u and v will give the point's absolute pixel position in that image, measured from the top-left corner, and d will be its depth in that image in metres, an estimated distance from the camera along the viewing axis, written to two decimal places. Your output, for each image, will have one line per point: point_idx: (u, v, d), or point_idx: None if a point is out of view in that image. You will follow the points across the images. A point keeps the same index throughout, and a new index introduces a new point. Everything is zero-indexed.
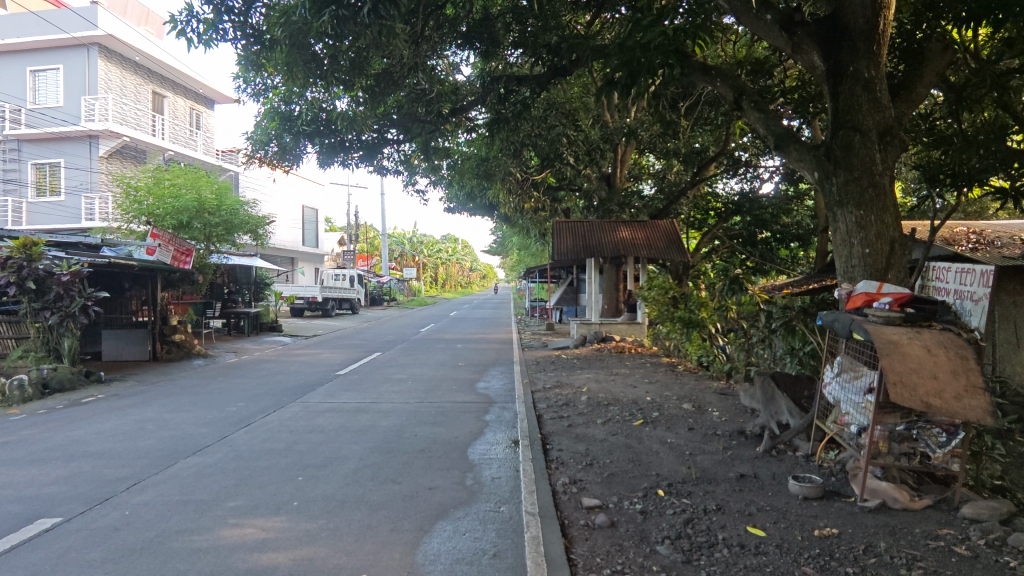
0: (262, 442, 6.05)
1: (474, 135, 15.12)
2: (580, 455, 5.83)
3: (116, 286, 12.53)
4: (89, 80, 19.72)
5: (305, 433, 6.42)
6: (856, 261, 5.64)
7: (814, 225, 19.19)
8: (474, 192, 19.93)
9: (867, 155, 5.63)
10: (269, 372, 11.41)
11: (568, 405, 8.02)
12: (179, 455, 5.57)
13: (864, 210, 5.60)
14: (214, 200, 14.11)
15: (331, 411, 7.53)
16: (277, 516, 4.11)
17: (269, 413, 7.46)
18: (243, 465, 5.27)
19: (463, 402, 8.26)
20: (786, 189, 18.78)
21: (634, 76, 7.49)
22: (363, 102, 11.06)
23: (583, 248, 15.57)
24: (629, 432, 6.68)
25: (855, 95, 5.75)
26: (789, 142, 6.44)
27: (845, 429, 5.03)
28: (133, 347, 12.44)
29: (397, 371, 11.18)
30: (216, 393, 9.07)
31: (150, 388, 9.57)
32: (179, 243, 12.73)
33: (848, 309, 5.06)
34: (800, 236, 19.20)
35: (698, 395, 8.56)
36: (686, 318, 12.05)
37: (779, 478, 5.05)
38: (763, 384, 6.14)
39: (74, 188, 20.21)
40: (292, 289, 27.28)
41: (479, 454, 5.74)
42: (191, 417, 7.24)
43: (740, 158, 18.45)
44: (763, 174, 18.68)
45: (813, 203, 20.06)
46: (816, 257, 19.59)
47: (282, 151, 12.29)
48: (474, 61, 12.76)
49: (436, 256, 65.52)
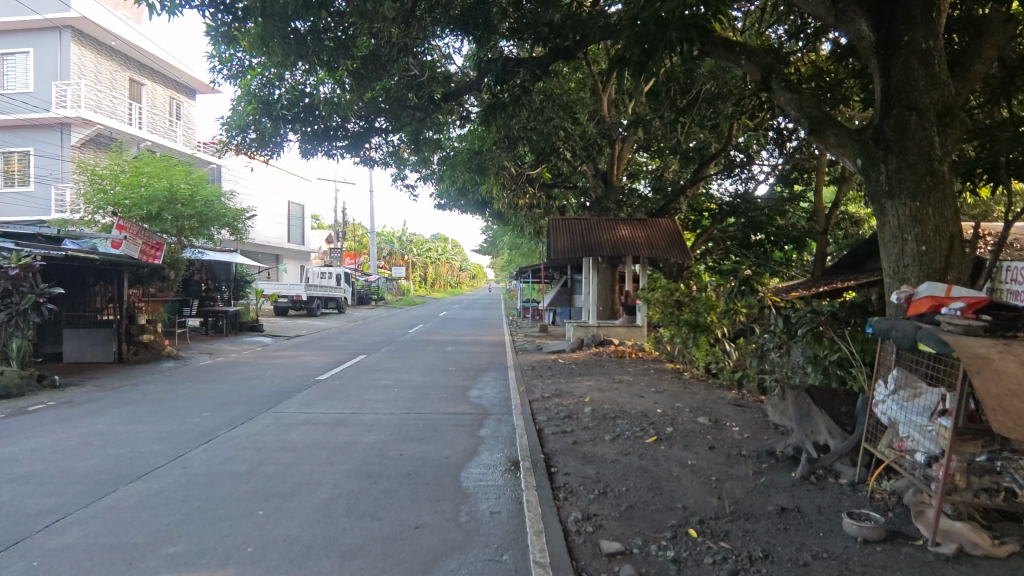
0: (222, 462, 5.22)
1: (467, 124, 14.32)
2: (591, 481, 5.06)
3: (78, 282, 11.51)
4: (61, 65, 18.76)
5: (274, 452, 5.60)
6: (909, 260, 4.92)
7: (810, 228, 18.65)
8: (466, 187, 19.08)
9: (925, 138, 4.90)
10: (243, 377, 10.52)
11: (570, 418, 7.24)
12: (121, 480, 4.75)
13: (920, 202, 4.88)
14: (186, 190, 13.11)
15: (306, 425, 6.70)
16: (224, 568, 3.30)
17: (236, 425, 6.63)
18: (193, 494, 4.43)
19: (455, 414, 7.45)
20: (782, 190, 18.65)
21: (650, 53, 6.75)
22: (350, 88, 10.36)
23: (582, 247, 14.80)
24: (642, 451, 5.92)
25: (909, 69, 5.01)
26: (826, 126, 5.71)
27: (905, 455, 4.32)
28: (98, 347, 11.54)
29: (382, 376, 10.32)
30: (181, 401, 8.23)
31: (108, 394, 8.70)
32: (149, 235, 11.80)
33: (908, 316, 4.37)
34: (795, 238, 18.64)
35: (712, 407, 7.79)
36: (693, 321, 11.26)
37: (828, 514, 4.30)
38: (796, 400, 5.43)
39: (43, 178, 19.14)
40: (276, 287, 26.29)
41: (473, 480, 4.91)
42: (145, 431, 6.39)
43: (737, 158, 17.86)
44: (758, 175, 18.55)
45: (807, 205, 19.77)
46: (811, 260, 19.45)
47: (261, 137, 11.28)
48: (468, 49, 12.11)
49: (427, 255, 64.38)
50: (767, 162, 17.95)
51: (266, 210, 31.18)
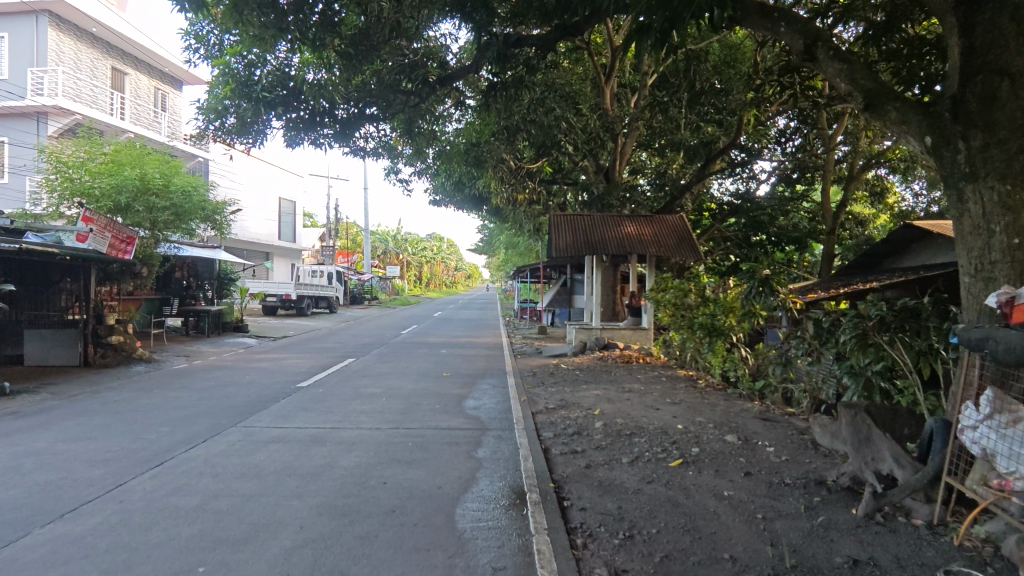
0: (169, 494, 4.35)
1: (465, 108, 13.40)
2: (613, 519, 4.21)
3: (41, 279, 10.63)
4: (38, 51, 17.82)
5: (234, 479, 4.73)
6: (996, 255, 4.08)
7: (811, 229, 18.22)
8: (462, 182, 18.18)
9: (1018, 109, 4.07)
10: (218, 383, 9.62)
11: (580, 435, 6.38)
12: (38, 519, 3.88)
13: (1012, 185, 4.04)
14: (160, 179, 12.15)
15: (277, 443, 5.82)
16: None
17: (197, 444, 5.75)
18: (122, 542, 3.56)
19: (449, 430, 6.58)
20: (784, 190, 18.01)
21: (674, 21, 5.87)
22: (339, 70, 9.53)
23: (584, 244, 13.95)
24: (668, 478, 5.09)
25: (999, 26, 4.18)
26: (885, 100, 4.85)
27: (1010, 498, 3.49)
28: (60, 350, 10.64)
29: (370, 383, 9.44)
30: (142, 412, 7.34)
31: (62, 404, 7.80)
32: (119, 229, 10.89)
33: (1011, 324, 3.53)
34: (797, 238, 18.16)
35: (738, 422, 6.94)
36: (708, 325, 10.21)
37: (912, 569, 3.47)
38: (853, 422, 4.61)
39: (17, 169, 18.12)
40: (263, 286, 25.29)
41: (470, 520, 4.04)
42: (89, 451, 5.50)
43: (738, 158, 16.90)
44: (760, 174, 17.79)
45: (808, 203, 19.22)
46: (812, 261, 18.92)
47: (240, 124, 10.25)
48: (466, 33, 11.26)
49: (419, 254, 63.42)
50: (769, 161, 17.17)
51: (254, 207, 30.26)
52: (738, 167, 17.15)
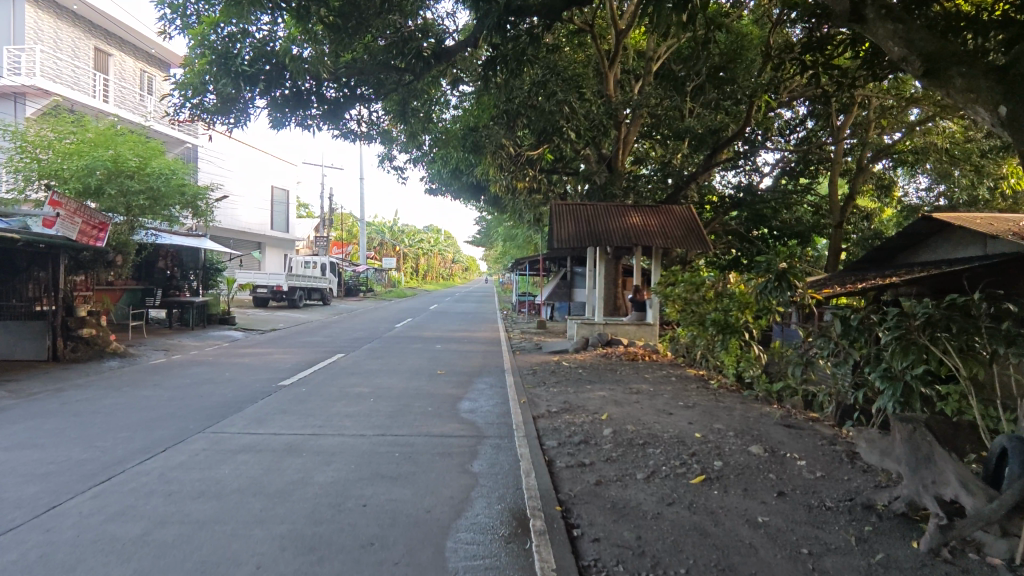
0: (109, 520, 3.69)
1: (465, 86, 12.58)
2: (632, 555, 3.55)
3: (6, 267, 10.05)
4: (15, 30, 17.03)
5: (190, 500, 4.07)
6: None
7: (815, 223, 17.57)
8: (459, 169, 17.46)
9: None
10: (194, 380, 8.95)
11: (587, 445, 5.71)
12: None
13: None
14: (135, 161, 11.49)
15: (247, 453, 5.16)
16: None
17: (155, 454, 5.07)
18: None
19: (442, 437, 5.93)
20: (788, 183, 17.37)
21: None
22: (328, 44, 8.81)
23: (588, 234, 13.24)
24: (690, 498, 4.44)
25: None
26: (946, 64, 4.20)
27: None
28: (26, 342, 9.86)
29: (358, 382, 8.79)
30: (103, 414, 6.66)
31: (18, 404, 7.12)
32: (91, 214, 10.15)
33: None
34: (800, 232, 17.57)
35: (760, 430, 6.30)
36: (721, 321, 9.56)
37: None
38: (911, 438, 3.88)
39: None
40: (252, 276, 24.47)
41: (462, 558, 3.37)
42: (29, 463, 4.83)
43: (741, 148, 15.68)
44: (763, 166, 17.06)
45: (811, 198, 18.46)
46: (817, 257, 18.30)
47: (222, 103, 9.49)
48: (465, 9, 10.52)
49: (416, 245, 62.64)
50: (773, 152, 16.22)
51: (246, 195, 29.58)
52: (743, 158, 16.19)
